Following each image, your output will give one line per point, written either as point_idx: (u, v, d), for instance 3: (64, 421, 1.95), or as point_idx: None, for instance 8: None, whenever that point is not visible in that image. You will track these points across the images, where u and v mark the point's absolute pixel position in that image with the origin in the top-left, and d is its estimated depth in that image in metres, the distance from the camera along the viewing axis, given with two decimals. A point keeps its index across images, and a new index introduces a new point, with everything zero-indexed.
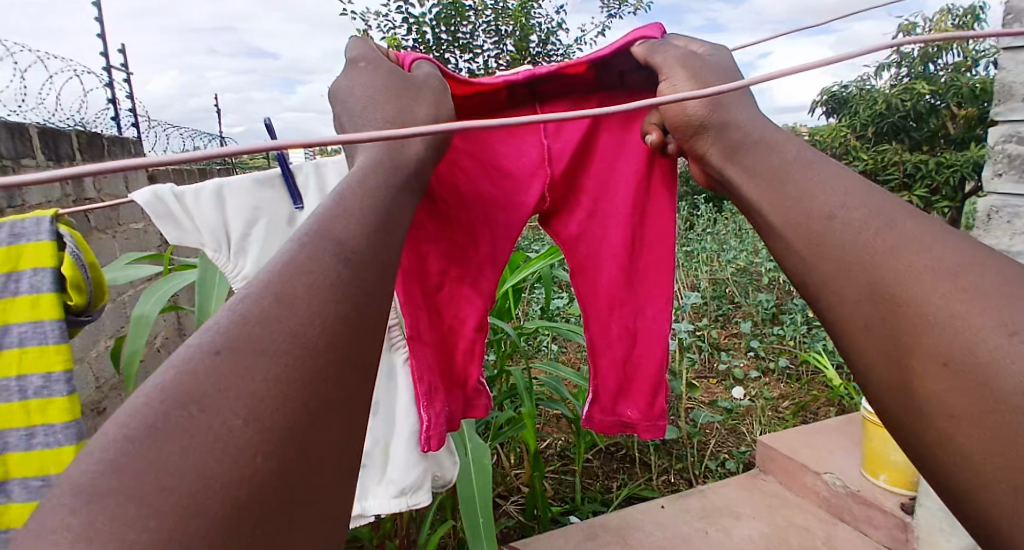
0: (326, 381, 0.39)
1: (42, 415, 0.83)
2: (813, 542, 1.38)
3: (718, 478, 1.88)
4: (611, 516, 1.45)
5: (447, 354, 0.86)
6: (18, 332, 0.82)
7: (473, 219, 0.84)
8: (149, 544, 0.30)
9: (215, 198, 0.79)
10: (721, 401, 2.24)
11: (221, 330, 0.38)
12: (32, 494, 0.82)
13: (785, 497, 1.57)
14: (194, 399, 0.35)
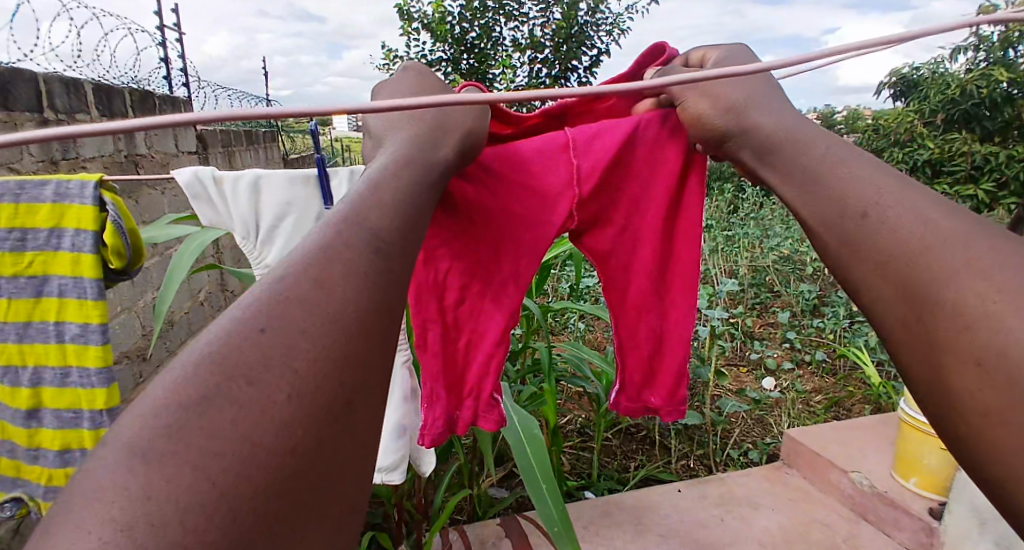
0: (361, 360, 0.41)
1: (78, 358, 0.91)
2: (834, 538, 1.35)
3: (739, 467, 1.86)
4: (628, 497, 1.47)
5: (463, 367, 0.84)
6: (59, 284, 0.89)
7: (495, 235, 0.81)
8: (200, 507, 0.32)
9: (250, 188, 0.85)
10: (749, 391, 2.21)
11: (265, 307, 0.40)
12: (63, 423, 0.93)
13: (808, 491, 1.54)
14: (240, 373, 0.37)
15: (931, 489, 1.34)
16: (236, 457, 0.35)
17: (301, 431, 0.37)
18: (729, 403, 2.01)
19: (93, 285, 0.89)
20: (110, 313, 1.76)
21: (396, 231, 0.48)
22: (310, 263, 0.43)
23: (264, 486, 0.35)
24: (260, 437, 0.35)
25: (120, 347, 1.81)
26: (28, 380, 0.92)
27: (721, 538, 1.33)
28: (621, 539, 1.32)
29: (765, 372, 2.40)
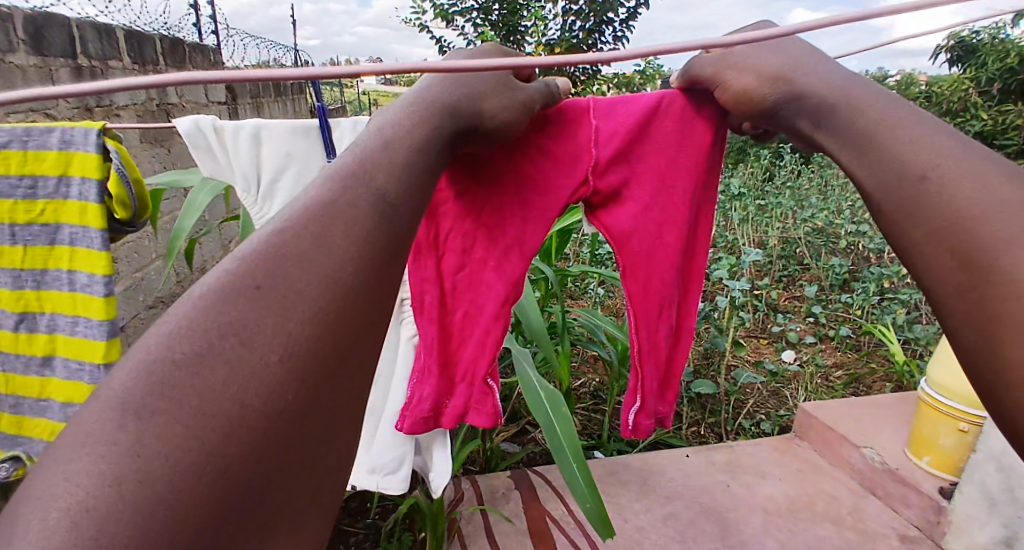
0: (347, 315, 0.44)
1: (85, 309, 0.96)
2: (838, 510, 1.38)
3: (750, 437, 1.90)
4: (635, 458, 1.52)
5: (457, 336, 0.89)
6: (70, 234, 0.95)
7: (504, 202, 0.82)
8: (191, 446, 0.35)
9: (251, 140, 0.87)
10: (766, 363, 2.23)
11: (253, 265, 0.43)
12: (72, 372, 0.98)
13: (818, 463, 1.56)
14: (233, 331, 0.40)
15: (943, 468, 1.34)
16: (225, 417, 0.37)
17: (290, 396, 0.40)
18: (745, 374, 2.04)
19: (100, 236, 0.94)
20: (146, 258, 1.84)
21: (399, 202, 0.51)
22: (309, 232, 0.46)
23: (254, 439, 0.38)
24: (249, 398, 0.39)
25: (155, 292, 1.89)
26: (44, 326, 0.98)
27: (723, 502, 1.37)
28: (626, 497, 1.38)
29: (786, 345, 2.41)
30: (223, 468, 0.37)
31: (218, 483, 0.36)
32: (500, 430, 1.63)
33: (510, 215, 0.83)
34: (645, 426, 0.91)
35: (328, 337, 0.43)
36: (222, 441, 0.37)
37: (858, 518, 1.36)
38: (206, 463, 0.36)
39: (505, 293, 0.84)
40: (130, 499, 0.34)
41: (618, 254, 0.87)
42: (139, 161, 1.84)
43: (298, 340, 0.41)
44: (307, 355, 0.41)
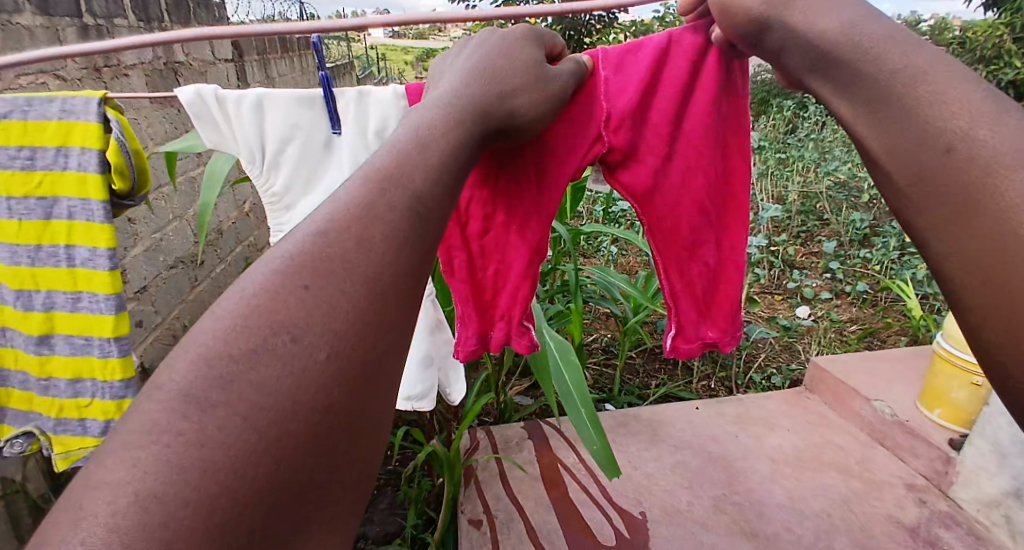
0: (379, 300, 0.47)
1: (88, 284, 1.01)
2: (845, 459, 1.41)
3: (760, 390, 1.94)
4: (645, 410, 1.57)
5: (490, 294, 0.92)
6: (68, 207, 0.98)
7: (521, 167, 0.84)
8: (244, 430, 0.39)
9: (254, 109, 0.89)
10: (779, 318, 2.25)
11: (304, 267, 0.46)
12: (76, 346, 1.05)
13: (827, 415, 1.60)
14: (286, 330, 0.43)
15: (955, 421, 1.35)
16: (279, 413, 0.41)
17: (336, 391, 0.43)
18: (757, 330, 2.08)
19: (101, 209, 0.97)
20: (163, 219, 1.88)
21: (432, 198, 0.53)
22: (351, 233, 0.48)
23: (307, 434, 0.41)
24: (299, 396, 0.41)
25: (174, 253, 1.94)
26: (40, 303, 1.03)
27: (731, 452, 1.41)
28: (636, 446, 1.43)
29: (801, 301, 2.42)
30: (277, 464, 0.40)
31: (274, 476, 0.40)
32: (514, 383, 1.69)
33: (531, 178, 0.85)
34: (684, 349, 0.93)
35: (371, 338, 0.46)
36: (276, 435, 0.40)
37: (864, 466, 1.40)
38: (263, 456, 0.39)
39: (529, 253, 0.88)
40: (198, 489, 0.37)
41: (639, 204, 0.88)
42: (152, 121, 1.86)
43: (344, 340, 0.44)
44: (351, 355, 0.44)
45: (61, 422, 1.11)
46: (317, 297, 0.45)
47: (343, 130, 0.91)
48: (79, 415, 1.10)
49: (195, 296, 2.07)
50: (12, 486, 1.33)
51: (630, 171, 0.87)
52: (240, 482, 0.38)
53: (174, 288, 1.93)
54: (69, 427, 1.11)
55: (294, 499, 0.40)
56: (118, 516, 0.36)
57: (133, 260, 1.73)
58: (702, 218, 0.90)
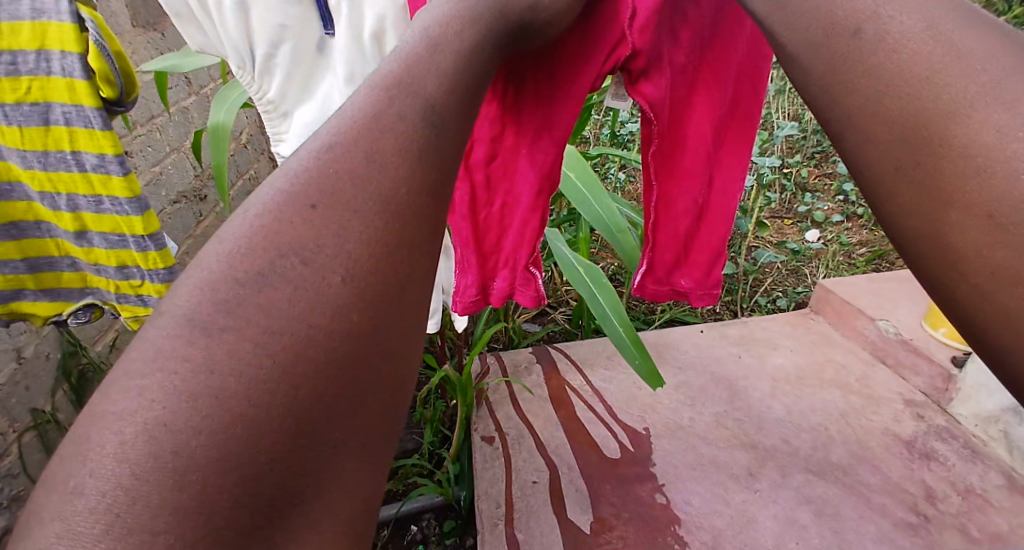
0: (390, 228, 0.47)
1: (106, 188, 1.14)
2: (844, 377, 1.46)
3: (765, 313, 1.98)
4: (651, 334, 1.62)
5: (498, 230, 0.94)
6: (63, 113, 1.07)
7: (536, 98, 0.83)
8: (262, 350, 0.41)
9: (239, 10, 0.88)
10: (788, 242, 2.26)
11: (313, 189, 0.47)
12: (111, 242, 1.19)
13: (830, 335, 1.64)
14: (295, 253, 0.44)
15: (959, 339, 1.36)
16: (293, 337, 0.41)
17: (355, 316, 0.43)
18: (766, 254, 2.11)
19: (97, 115, 1.08)
20: (160, 153, 1.88)
21: (449, 117, 0.54)
22: (359, 152, 0.49)
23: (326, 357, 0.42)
24: (314, 320, 0.42)
25: (176, 187, 1.96)
26: (64, 205, 1.14)
27: (734, 372, 1.47)
28: None
29: (811, 226, 2.42)
30: (295, 390, 0.40)
31: (295, 402, 0.40)
32: (522, 311, 1.75)
33: (543, 100, 0.83)
34: (650, 291, 1.01)
35: (390, 260, 0.46)
36: (292, 360, 0.41)
37: (863, 383, 1.45)
38: (279, 381, 0.40)
39: (541, 182, 0.89)
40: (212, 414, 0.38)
41: (653, 126, 0.87)
42: (135, 50, 1.83)
43: (358, 262, 0.45)
44: (369, 278, 0.45)
45: (120, 295, 1.26)
46: (324, 219, 0.46)
47: (336, 33, 0.91)
48: (134, 293, 1.26)
49: (202, 230, 2.12)
50: (43, 417, 1.40)
51: (650, 84, 0.83)
52: (256, 410, 0.39)
53: (179, 223, 1.98)
54: (128, 299, 1.27)
55: (321, 423, 0.41)
56: (126, 446, 0.37)
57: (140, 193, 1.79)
58: (704, 151, 0.91)
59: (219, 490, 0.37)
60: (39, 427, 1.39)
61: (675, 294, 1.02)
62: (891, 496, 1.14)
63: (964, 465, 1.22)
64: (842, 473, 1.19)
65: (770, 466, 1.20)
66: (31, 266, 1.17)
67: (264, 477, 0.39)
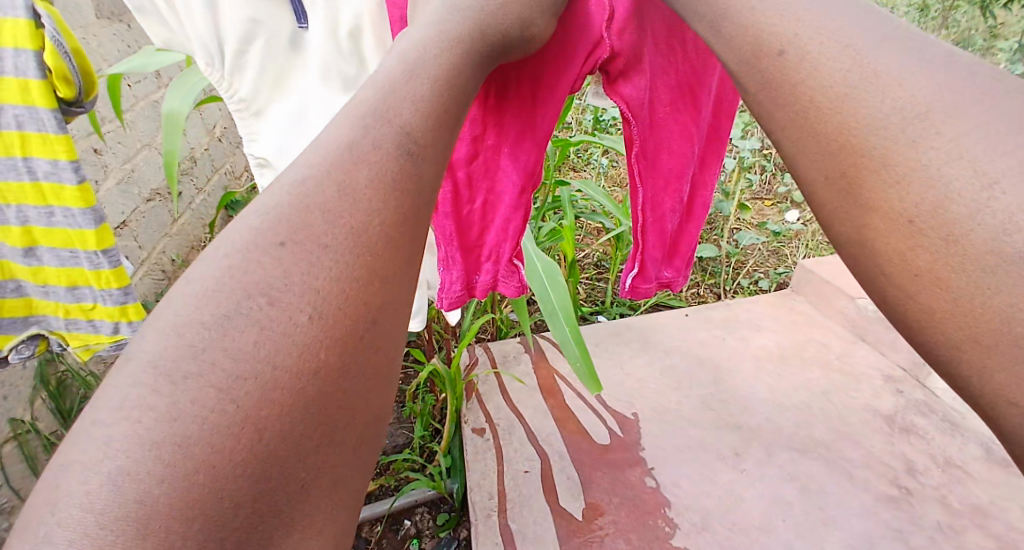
0: (371, 255, 0.45)
1: (61, 200, 1.11)
2: (826, 356, 1.48)
3: (748, 294, 2.01)
4: (637, 320, 1.61)
5: (470, 228, 0.87)
6: (14, 116, 1.03)
7: (520, 86, 0.78)
8: (217, 401, 0.38)
9: (206, 4, 0.79)
10: (769, 224, 2.28)
11: (286, 222, 0.45)
12: (61, 259, 1.16)
13: (811, 314, 1.64)
14: (262, 293, 0.42)
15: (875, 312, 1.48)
16: (260, 379, 0.39)
17: (324, 354, 0.41)
18: (747, 236, 2.12)
19: (51, 117, 1.05)
20: (131, 148, 1.85)
21: (428, 144, 0.52)
22: (332, 185, 0.47)
23: (292, 400, 0.39)
24: (281, 360, 0.40)
25: (148, 184, 1.93)
26: (13, 219, 1.10)
27: (718, 354, 1.48)
28: (626, 353, 1.49)
29: (791, 205, 2.43)
30: (262, 435, 0.38)
31: (260, 445, 0.38)
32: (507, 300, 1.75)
33: (529, 99, 0.79)
34: (643, 291, 0.95)
35: (361, 292, 0.44)
36: (255, 405, 0.38)
37: (844, 361, 1.46)
38: (244, 426, 0.38)
39: (525, 180, 0.84)
40: (172, 468, 0.36)
41: (634, 129, 0.82)
42: (101, 40, 1.77)
43: (328, 297, 0.42)
44: (337, 314, 0.42)
45: (70, 320, 1.24)
46: (293, 255, 0.44)
47: (311, 24, 0.84)
48: (87, 316, 1.24)
49: (179, 228, 2.07)
50: (22, 426, 1.39)
51: (630, 85, 0.79)
52: (217, 457, 0.37)
53: (155, 221, 1.94)
54: (81, 326, 1.25)
55: (290, 466, 0.39)
56: (92, 497, 0.35)
57: (107, 194, 1.73)
58: (688, 152, 0.87)
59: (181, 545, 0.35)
60: (19, 437, 1.37)
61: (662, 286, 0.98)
62: (874, 473, 1.17)
63: (943, 440, 1.25)
64: (826, 451, 1.22)
65: (755, 446, 1.22)
66: None
67: (233, 530, 0.36)
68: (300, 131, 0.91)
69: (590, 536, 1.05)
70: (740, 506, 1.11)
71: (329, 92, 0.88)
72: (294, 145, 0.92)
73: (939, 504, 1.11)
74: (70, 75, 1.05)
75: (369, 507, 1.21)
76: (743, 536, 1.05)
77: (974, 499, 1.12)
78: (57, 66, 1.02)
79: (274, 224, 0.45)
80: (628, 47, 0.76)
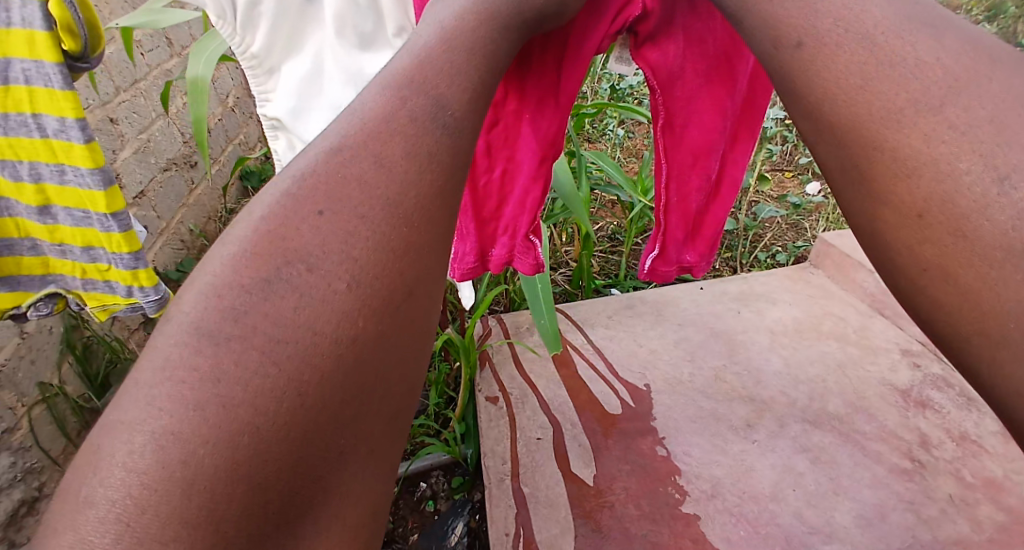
0: (406, 228, 0.46)
1: (70, 159, 1.13)
2: (844, 330, 1.47)
3: (765, 267, 1.99)
4: (653, 293, 1.61)
5: (487, 197, 0.87)
6: (22, 70, 1.04)
7: (545, 50, 0.77)
8: (262, 366, 0.39)
9: None
10: (789, 197, 2.24)
11: (323, 192, 0.45)
12: (76, 221, 1.19)
13: (829, 288, 1.63)
14: (301, 260, 0.42)
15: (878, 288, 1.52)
16: (299, 344, 0.40)
17: (361, 323, 0.42)
18: (765, 209, 2.09)
19: (57, 73, 1.05)
20: (147, 118, 1.85)
21: (460, 116, 0.51)
22: (367, 157, 0.47)
23: (332, 367, 0.40)
24: (321, 327, 0.40)
25: (165, 153, 1.95)
26: (28, 176, 1.12)
27: (733, 326, 1.48)
28: (641, 325, 1.49)
29: (812, 177, 2.39)
30: (303, 398, 0.39)
31: (302, 410, 0.39)
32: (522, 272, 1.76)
33: (553, 64, 0.78)
34: (661, 273, 0.94)
35: (398, 264, 0.45)
36: (297, 369, 0.39)
37: (862, 335, 1.45)
38: (286, 390, 0.38)
39: (546, 149, 0.84)
40: (215, 428, 0.37)
41: (659, 99, 0.81)
42: (113, 9, 1.77)
43: (367, 268, 0.43)
44: (376, 284, 0.43)
45: (87, 281, 1.28)
46: (331, 224, 0.44)
47: None
48: (103, 277, 1.28)
49: (195, 199, 2.09)
50: (51, 390, 1.43)
51: (657, 52, 0.78)
52: (263, 420, 0.38)
53: (173, 191, 1.96)
54: (97, 286, 1.29)
55: (329, 431, 0.40)
56: (135, 458, 0.36)
57: (124, 164, 1.75)
58: (719, 129, 0.84)
59: (228, 507, 0.36)
60: (47, 400, 1.42)
61: (682, 269, 0.96)
62: (887, 445, 1.17)
63: (959, 414, 1.24)
64: (839, 424, 1.22)
65: (768, 418, 1.23)
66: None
67: (275, 492, 0.38)
68: (315, 94, 0.91)
69: (602, 502, 1.07)
70: (750, 475, 1.12)
71: (342, 50, 0.87)
72: (309, 108, 0.91)
73: (952, 477, 1.11)
74: (77, 27, 1.04)
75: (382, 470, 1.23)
76: (753, 504, 1.07)
77: (988, 472, 1.12)
78: (62, 17, 1.01)
79: (311, 192, 0.45)
80: (661, 11, 0.75)
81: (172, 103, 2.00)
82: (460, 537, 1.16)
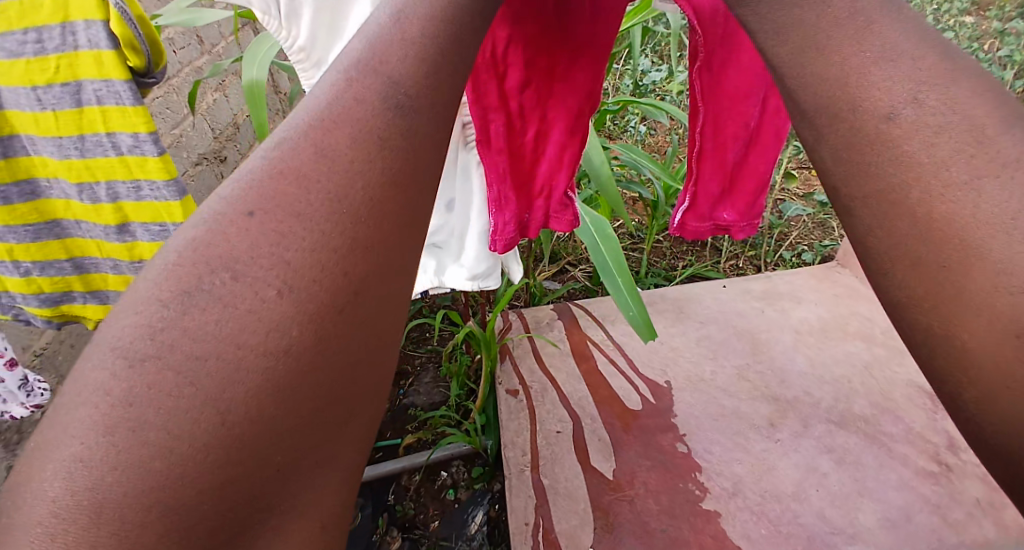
0: (364, 218, 0.36)
1: (148, 175, 1.17)
2: (871, 330, 1.44)
3: (789, 267, 1.96)
4: (674, 290, 1.59)
5: (521, 161, 0.87)
6: (94, 91, 1.08)
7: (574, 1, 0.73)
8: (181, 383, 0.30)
9: None
10: (814, 194, 2.21)
11: (252, 184, 0.36)
12: (155, 235, 1.24)
13: (857, 288, 1.60)
14: (225, 265, 0.33)
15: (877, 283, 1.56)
16: (219, 362, 0.31)
17: (297, 330, 0.33)
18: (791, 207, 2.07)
19: (126, 90, 1.08)
20: (178, 113, 1.89)
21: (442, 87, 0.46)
22: (307, 140, 0.37)
23: (263, 385, 0.31)
24: (245, 340, 0.31)
25: (195, 148, 1.99)
26: (106, 196, 1.20)
27: (756, 325, 1.46)
28: (661, 323, 1.48)
29: None
30: (227, 424, 0.30)
31: (229, 438, 0.30)
32: (541, 268, 1.75)
33: (587, 16, 0.75)
34: (693, 228, 0.95)
35: (342, 261, 0.34)
36: (219, 389, 0.30)
37: (890, 336, 1.42)
38: (204, 415, 0.30)
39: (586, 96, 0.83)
40: (125, 457, 0.29)
41: (699, 39, 0.76)
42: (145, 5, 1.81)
43: (303, 269, 0.33)
44: (314, 287, 0.33)
45: None
46: (263, 223, 0.34)
47: None
48: None
49: None
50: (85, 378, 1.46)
51: None
52: (183, 448, 0.29)
53: (203, 186, 2.02)
54: None
55: (271, 452, 0.32)
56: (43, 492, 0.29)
57: None
58: (760, 76, 0.81)
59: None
60: None
61: (718, 227, 0.97)
62: (914, 448, 1.15)
63: None
64: (865, 425, 1.20)
65: (791, 418, 1.21)
66: (79, 268, 1.31)
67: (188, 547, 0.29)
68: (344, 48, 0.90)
69: (623, 494, 1.08)
70: (772, 475, 1.10)
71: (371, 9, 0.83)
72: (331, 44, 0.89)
73: (981, 480, 1.10)
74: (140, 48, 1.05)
75: (378, 465, 1.23)
76: (774, 503, 1.06)
77: None
78: (124, 34, 1.02)
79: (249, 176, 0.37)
80: None
81: (202, 98, 2.03)
82: (477, 526, 1.17)
